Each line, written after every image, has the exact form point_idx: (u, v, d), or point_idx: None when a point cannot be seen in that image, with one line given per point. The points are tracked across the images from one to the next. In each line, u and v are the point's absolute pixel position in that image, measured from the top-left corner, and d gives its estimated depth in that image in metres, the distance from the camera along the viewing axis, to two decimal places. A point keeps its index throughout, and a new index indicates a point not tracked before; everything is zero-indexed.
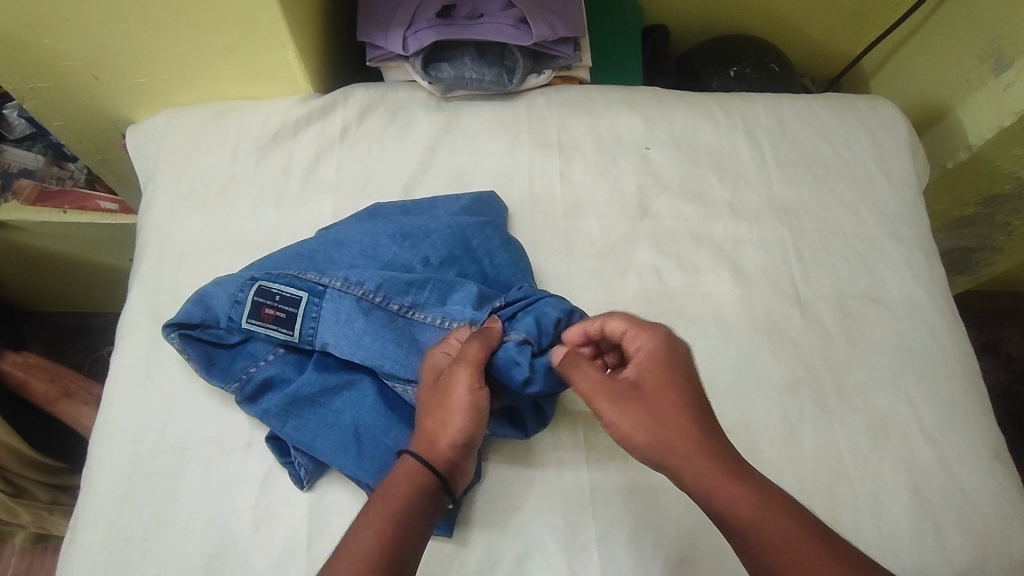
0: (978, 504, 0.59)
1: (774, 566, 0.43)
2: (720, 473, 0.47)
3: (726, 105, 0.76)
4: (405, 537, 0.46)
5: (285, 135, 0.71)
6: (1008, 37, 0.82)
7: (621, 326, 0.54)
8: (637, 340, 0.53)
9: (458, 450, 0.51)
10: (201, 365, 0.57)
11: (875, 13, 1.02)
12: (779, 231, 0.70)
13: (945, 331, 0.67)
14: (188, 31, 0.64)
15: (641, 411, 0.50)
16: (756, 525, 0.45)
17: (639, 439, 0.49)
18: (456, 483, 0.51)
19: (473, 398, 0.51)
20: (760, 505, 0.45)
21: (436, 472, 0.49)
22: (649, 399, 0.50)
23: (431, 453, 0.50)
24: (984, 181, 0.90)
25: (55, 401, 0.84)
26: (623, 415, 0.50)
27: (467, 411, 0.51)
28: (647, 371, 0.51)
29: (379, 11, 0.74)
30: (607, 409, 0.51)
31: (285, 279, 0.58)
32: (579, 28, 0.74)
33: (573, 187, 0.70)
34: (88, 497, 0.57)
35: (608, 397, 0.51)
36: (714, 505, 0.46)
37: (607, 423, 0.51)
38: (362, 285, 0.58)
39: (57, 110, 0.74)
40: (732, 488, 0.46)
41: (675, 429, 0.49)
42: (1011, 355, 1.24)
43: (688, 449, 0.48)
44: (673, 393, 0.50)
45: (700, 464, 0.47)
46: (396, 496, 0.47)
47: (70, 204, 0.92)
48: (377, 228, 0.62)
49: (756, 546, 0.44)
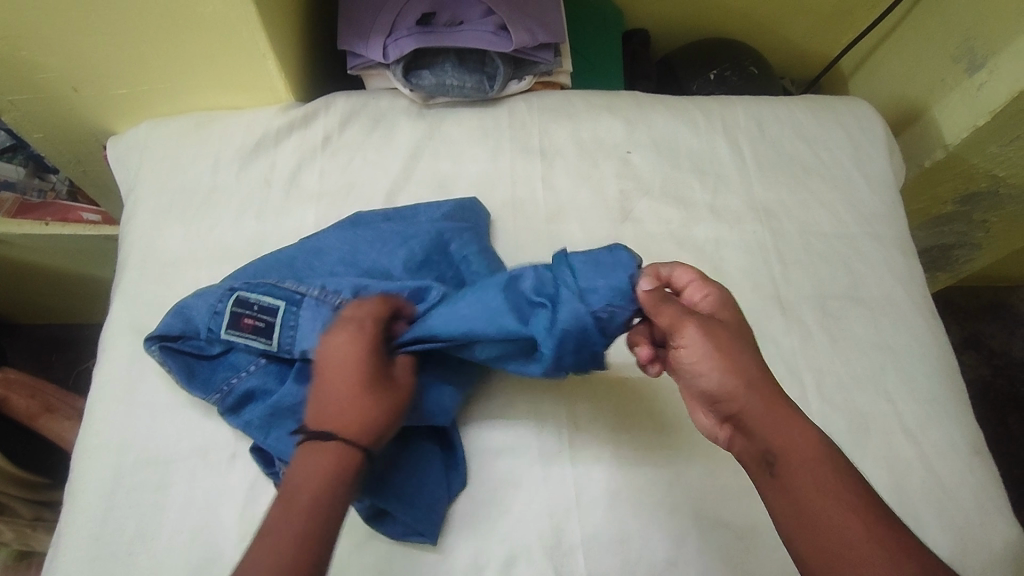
0: (958, 498, 0.60)
1: (822, 507, 0.43)
2: (783, 414, 0.47)
3: (705, 108, 0.77)
4: (326, 523, 0.45)
5: (266, 145, 0.71)
6: (980, 37, 0.84)
7: (689, 276, 0.53)
8: (706, 288, 0.52)
9: (373, 405, 0.49)
10: (181, 376, 0.58)
11: (853, 15, 1.03)
12: (760, 232, 0.71)
13: (922, 328, 0.68)
14: (165, 41, 0.63)
15: (727, 343, 0.48)
16: (814, 467, 0.44)
17: (706, 374, 0.48)
18: (384, 440, 0.50)
19: (363, 355, 0.50)
20: (816, 449, 0.45)
21: (359, 438, 0.48)
22: (727, 339, 0.48)
23: (342, 419, 0.48)
24: (962, 180, 0.91)
25: (36, 415, 0.83)
26: (710, 342, 0.48)
27: (364, 364, 0.50)
28: (723, 312, 0.51)
29: (360, 19, 0.74)
30: (695, 335, 0.48)
31: (263, 288, 0.58)
32: (559, 35, 0.75)
33: (556, 192, 0.71)
34: (70, 513, 0.57)
35: (698, 323, 0.48)
36: (775, 443, 0.46)
37: (690, 353, 0.48)
38: (340, 294, 0.58)
39: (36, 122, 0.74)
40: (795, 429, 0.46)
41: (753, 368, 0.48)
42: (993, 349, 1.26)
43: (758, 386, 0.47)
44: (746, 336, 0.50)
45: (766, 401, 0.47)
46: (307, 478, 0.46)
47: (52, 216, 0.92)
48: (356, 236, 0.63)
49: (807, 486, 0.44)
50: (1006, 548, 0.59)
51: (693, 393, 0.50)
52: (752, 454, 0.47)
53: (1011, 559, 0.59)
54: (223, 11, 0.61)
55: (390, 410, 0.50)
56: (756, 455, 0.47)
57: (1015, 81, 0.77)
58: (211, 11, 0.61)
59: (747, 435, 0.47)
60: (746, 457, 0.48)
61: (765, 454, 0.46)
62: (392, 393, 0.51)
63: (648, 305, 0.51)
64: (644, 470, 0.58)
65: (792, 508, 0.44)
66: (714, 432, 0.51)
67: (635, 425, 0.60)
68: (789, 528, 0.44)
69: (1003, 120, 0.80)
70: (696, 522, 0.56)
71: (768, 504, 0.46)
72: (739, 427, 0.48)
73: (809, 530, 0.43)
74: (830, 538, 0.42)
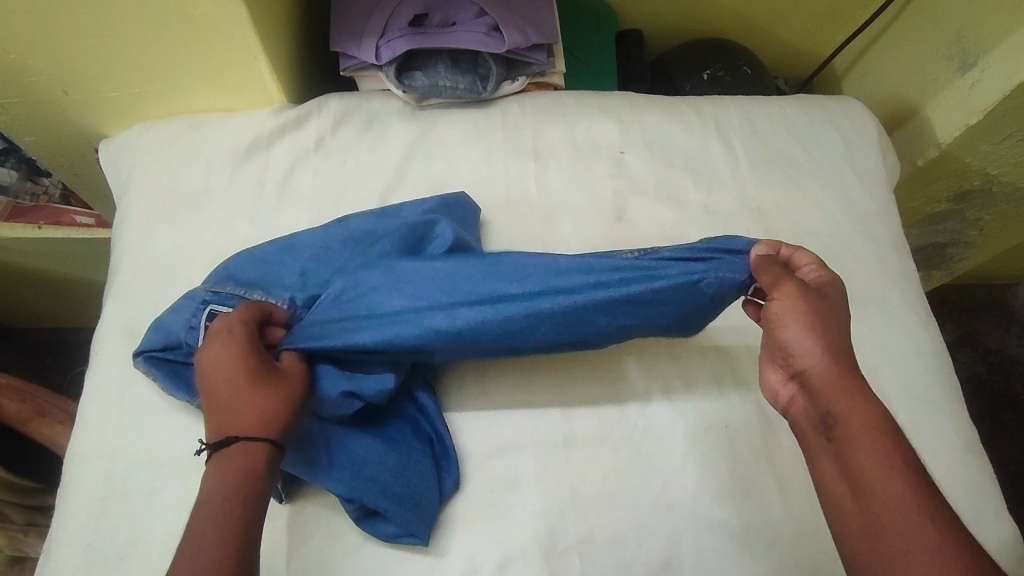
0: (952, 496, 0.60)
1: (878, 476, 0.43)
2: (853, 384, 0.47)
3: (698, 107, 0.77)
4: (246, 512, 0.46)
5: (259, 147, 0.71)
6: (972, 36, 0.84)
7: (808, 261, 0.55)
8: (822, 271, 0.55)
9: (254, 399, 0.49)
10: (168, 384, 0.58)
11: (845, 14, 1.03)
12: (754, 232, 0.71)
13: (915, 327, 0.68)
14: (156, 43, 0.63)
15: (818, 312, 0.50)
16: (872, 438, 0.45)
17: (788, 328, 0.50)
18: (288, 424, 0.50)
19: (239, 357, 0.51)
20: (877, 420, 0.45)
21: (248, 433, 0.48)
22: (818, 308, 0.51)
23: (226, 420, 0.49)
24: (955, 179, 0.91)
25: (28, 420, 0.83)
26: (806, 304, 0.51)
27: (238, 365, 0.51)
28: (830, 288, 0.53)
29: (351, 21, 0.74)
30: (791, 294, 0.51)
31: (234, 302, 0.58)
32: (552, 35, 0.75)
33: (549, 192, 0.71)
34: (62, 519, 0.56)
35: (798, 287, 0.52)
36: (836, 407, 0.47)
37: (780, 310, 0.51)
38: (308, 308, 0.59)
39: (27, 125, 0.74)
40: (859, 399, 0.46)
41: (834, 336, 0.49)
42: (989, 347, 1.27)
43: (836, 350, 0.49)
44: (839, 310, 0.52)
45: (836, 367, 0.48)
46: (219, 478, 0.46)
47: (45, 220, 0.91)
48: (329, 236, 0.63)
49: (862, 456, 0.44)
50: (1001, 546, 0.59)
51: (772, 350, 0.52)
52: (811, 415, 0.48)
53: (1006, 556, 0.59)
54: (213, 12, 0.60)
55: (277, 400, 0.50)
56: (815, 417, 0.48)
57: (1006, 79, 0.77)
58: (202, 12, 0.60)
59: (811, 396, 0.48)
60: (804, 418, 0.49)
61: (826, 417, 0.47)
62: (275, 384, 0.51)
63: (757, 269, 0.55)
64: (638, 470, 0.58)
65: (846, 472, 0.45)
66: (778, 391, 0.51)
67: (627, 423, 0.60)
68: (836, 493, 0.45)
69: (996, 119, 0.80)
70: (692, 522, 0.56)
71: (818, 468, 0.47)
72: (806, 388, 0.49)
73: (856, 499, 0.44)
74: (874, 506, 0.43)
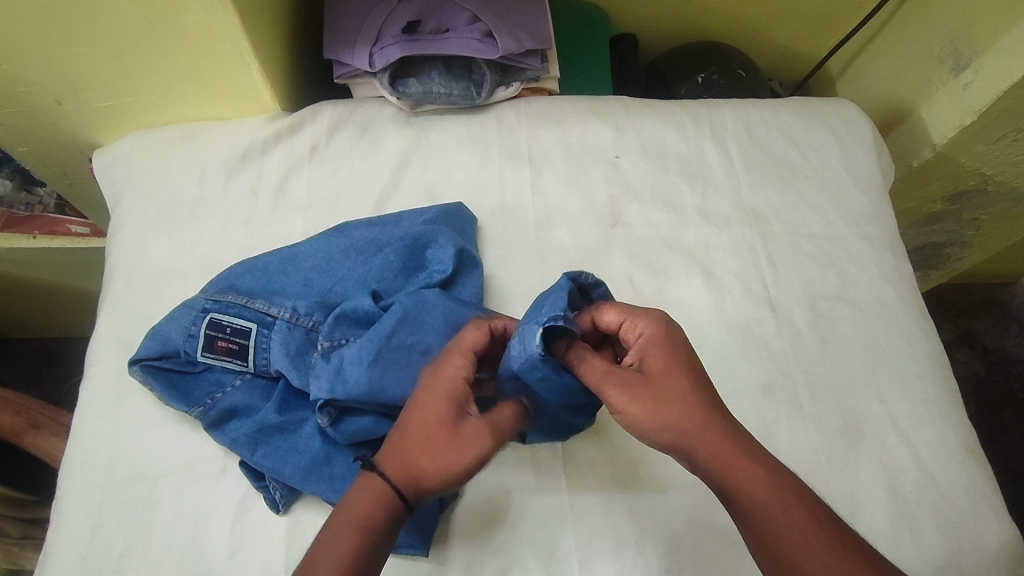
0: (952, 499, 0.60)
1: (791, 551, 0.43)
2: (730, 456, 0.46)
3: (693, 112, 0.77)
4: (368, 557, 0.46)
5: (253, 155, 0.70)
6: (965, 37, 0.84)
7: (615, 317, 0.51)
8: (638, 325, 0.50)
9: (421, 444, 0.48)
10: (164, 392, 0.57)
11: (838, 17, 1.03)
12: (750, 236, 0.71)
13: (913, 328, 0.68)
14: (148, 52, 0.63)
15: (650, 398, 0.48)
16: (768, 508, 0.45)
17: (644, 432, 0.48)
18: (432, 488, 0.48)
19: (434, 398, 0.49)
20: (771, 489, 0.45)
21: (386, 472, 0.48)
22: (660, 384, 0.48)
23: (392, 442, 0.49)
24: (951, 179, 0.91)
25: (22, 433, 0.82)
26: (635, 403, 0.48)
27: (428, 404, 0.49)
28: (654, 357, 0.49)
29: (344, 28, 0.74)
30: (617, 399, 0.48)
31: (235, 310, 0.58)
32: (545, 39, 0.75)
33: (544, 198, 0.71)
34: (56, 533, 0.56)
35: (614, 386, 0.48)
36: (726, 488, 0.46)
37: (617, 414, 0.48)
38: (311, 317, 0.59)
39: (20, 136, 0.73)
40: (746, 469, 0.46)
41: (700, 409, 0.47)
42: (987, 346, 1.27)
43: (699, 429, 0.47)
44: (681, 373, 0.48)
45: (721, 444, 0.46)
46: (352, 508, 0.47)
47: (40, 229, 0.91)
48: (332, 244, 0.63)
49: (764, 533, 0.44)
50: (1002, 549, 0.59)
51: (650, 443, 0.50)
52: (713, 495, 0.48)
53: (1006, 558, 0.59)
54: (206, 21, 0.60)
55: (430, 461, 0.47)
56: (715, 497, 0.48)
57: (999, 80, 0.77)
58: (194, 22, 0.60)
59: (704, 479, 0.47)
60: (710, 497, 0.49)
61: (723, 498, 0.47)
62: (447, 439, 0.47)
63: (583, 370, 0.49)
64: (638, 476, 0.58)
65: (758, 549, 0.45)
66: None
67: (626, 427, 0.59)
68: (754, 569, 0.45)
69: (990, 119, 0.80)
70: (692, 527, 0.56)
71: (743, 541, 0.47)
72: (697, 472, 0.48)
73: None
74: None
